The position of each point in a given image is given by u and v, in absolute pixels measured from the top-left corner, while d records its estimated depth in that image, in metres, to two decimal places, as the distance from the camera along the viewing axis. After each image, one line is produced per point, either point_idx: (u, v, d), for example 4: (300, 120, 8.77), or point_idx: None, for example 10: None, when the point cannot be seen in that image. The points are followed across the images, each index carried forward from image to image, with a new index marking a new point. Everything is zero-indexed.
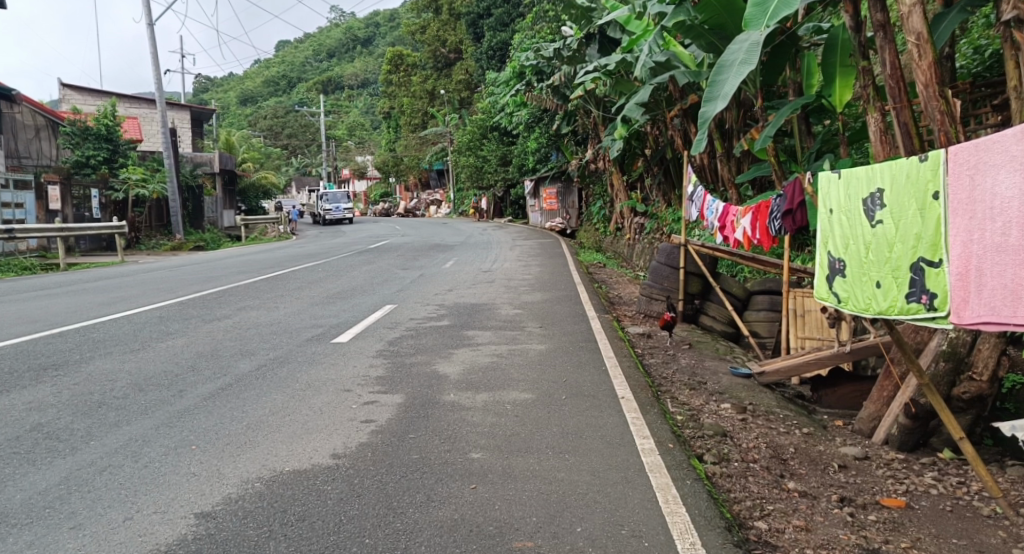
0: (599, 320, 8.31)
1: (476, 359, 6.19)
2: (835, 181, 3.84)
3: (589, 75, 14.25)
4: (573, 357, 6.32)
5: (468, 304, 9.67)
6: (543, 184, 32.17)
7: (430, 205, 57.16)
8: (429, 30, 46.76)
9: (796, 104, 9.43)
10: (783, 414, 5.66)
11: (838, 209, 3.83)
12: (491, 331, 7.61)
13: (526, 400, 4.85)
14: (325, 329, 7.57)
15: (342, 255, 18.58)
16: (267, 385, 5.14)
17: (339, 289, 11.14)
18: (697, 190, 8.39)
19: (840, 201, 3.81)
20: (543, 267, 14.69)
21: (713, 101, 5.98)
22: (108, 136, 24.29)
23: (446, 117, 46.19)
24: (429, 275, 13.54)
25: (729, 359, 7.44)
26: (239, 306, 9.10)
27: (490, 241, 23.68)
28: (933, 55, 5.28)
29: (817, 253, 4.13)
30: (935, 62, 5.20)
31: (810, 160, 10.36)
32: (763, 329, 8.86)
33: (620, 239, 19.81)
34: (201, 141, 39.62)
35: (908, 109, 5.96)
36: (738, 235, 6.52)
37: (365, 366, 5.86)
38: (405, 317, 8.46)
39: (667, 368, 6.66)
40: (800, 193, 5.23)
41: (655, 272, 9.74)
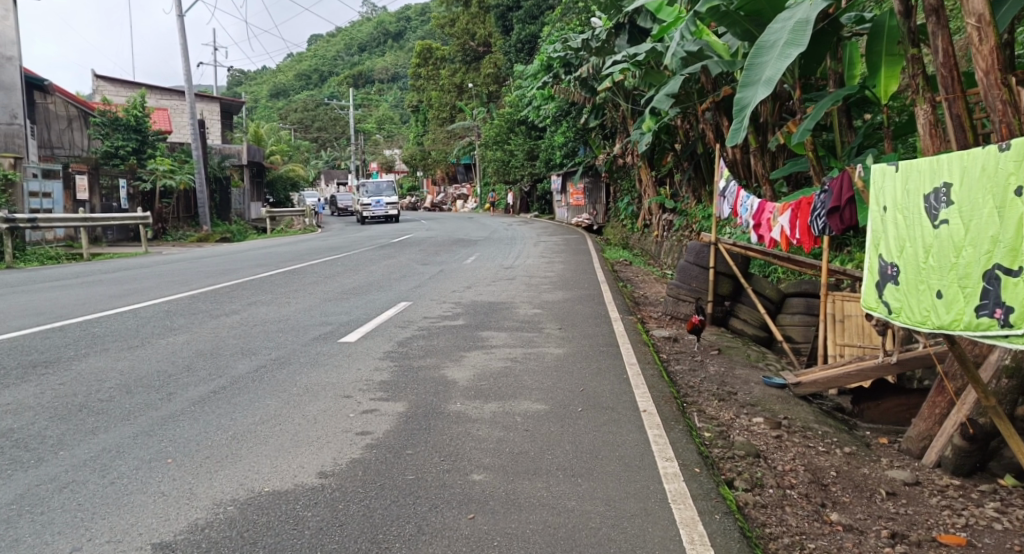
0: (622, 323, 7.85)
1: (488, 364, 5.80)
2: (892, 174, 3.33)
3: (617, 66, 13.79)
4: (593, 363, 5.89)
5: (486, 302, 9.26)
6: (570, 179, 31.57)
7: (458, 200, 56.71)
8: (459, 23, 46.24)
9: (836, 95, 8.87)
10: (822, 431, 5.16)
11: (891, 206, 3.33)
12: (507, 333, 7.20)
13: (538, 412, 4.45)
14: (333, 328, 7.24)
15: (364, 249, 18.27)
16: (262, 389, 4.81)
17: (355, 284, 10.82)
18: (731, 185, 7.86)
19: (895, 198, 3.31)
20: (567, 264, 14.22)
21: (751, 86, 5.50)
22: (137, 127, 24.27)
23: (474, 111, 45.76)
24: (449, 270, 13.15)
25: (761, 366, 6.95)
26: (250, 301, 8.80)
27: (514, 237, 23.27)
28: (998, 38, 4.72)
29: (866, 257, 3.62)
30: (998, 46, 4.65)
31: (851, 155, 9.79)
32: (797, 334, 8.37)
33: (648, 235, 19.25)
34: (230, 133, 39.61)
35: (963, 100, 5.38)
36: (775, 235, 6.04)
37: (369, 369, 5.52)
38: (418, 315, 8.09)
39: (694, 376, 6.20)
40: (849, 188, 4.75)
41: (683, 272, 9.22)
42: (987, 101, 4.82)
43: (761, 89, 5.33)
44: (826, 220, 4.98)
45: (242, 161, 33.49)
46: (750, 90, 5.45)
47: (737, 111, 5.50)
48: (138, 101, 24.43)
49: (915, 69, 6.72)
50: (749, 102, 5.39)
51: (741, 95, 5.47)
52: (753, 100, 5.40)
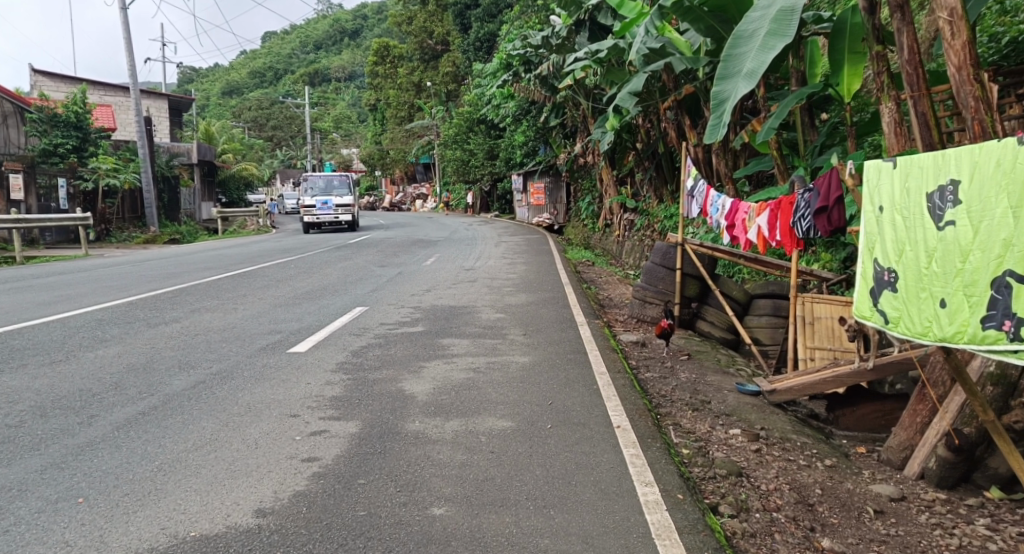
0: (589, 327, 7.53)
1: (450, 375, 5.41)
2: (890, 171, 3.07)
3: (578, 63, 13.56)
4: (561, 373, 5.55)
5: (447, 307, 8.85)
6: (530, 178, 31.24)
7: (416, 199, 55.88)
8: (416, 21, 45.70)
9: (802, 93, 8.72)
10: (801, 442, 4.92)
11: (890, 206, 3.07)
12: (469, 340, 6.84)
13: (504, 430, 4.10)
14: (283, 337, 6.76)
15: (319, 250, 17.70)
16: (199, 408, 4.35)
17: (308, 288, 10.32)
18: (700, 184, 7.60)
19: (893, 197, 3.05)
20: (529, 266, 13.88)
21: (732, 79, 5.34)
22: (77, 124, 23.18)
23: (432, 110, 45.16)
24: (408, 273, 12.70)
25: (732, 372, 6.71)
26: (193, 308, 8.24)
27: (474, 237, 22.92)
28: (970, 33, 4.49)
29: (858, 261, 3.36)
30: (971, 42, 4.42)
31: (815, 154, 9.69)
32: (766, 336, 8.19)
33: (610, 235, 19.07)
34: (179, 131, 38.39)
35: (929, 98, 5.19)
36: (752, 236, 5.80)
37: (321, 382, 5.09)
38: (374, 322, 7.65)
39: (666, 384, 5.93)
40: (838, 188, 4.51)
41: (649, 273, 8.95)
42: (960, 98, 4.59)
43: (743, 82, 5.17)
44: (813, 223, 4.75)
45: (192, 159, 32.40)
46: (731, 84, 5.29)
47: (717, 104, 5.34)
48: (77, 96, 23.34)
49: (880, 67, 6.56)
50: (729, 96, 5.24)
51: (721, 90, 5.32)
52: (733, 94, 5.24)
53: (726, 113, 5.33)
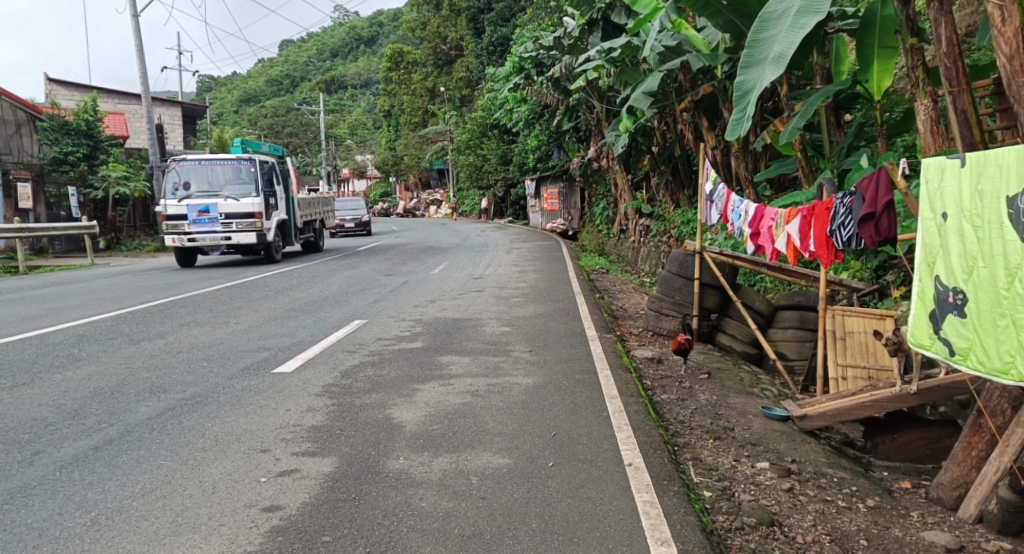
0: (601, 343, 7.02)
1: (444, 400, 4.91)
2: (960, 175, 2.68)
3: (590, 64, 13.04)
4: (567, 398, 5.03)
5: (450, 319, 8.36)
6: (543, 183, 30.70)
7: (431, 205, 55.51)
8: (430, 26, 45.42)
9: (828, 90, 8.13)
10: (839, 477, 4.36)
11: (958, 219, 2.68)
12: (470, 357, 6.33)
13: (499, 469, 3.60)
14: (270, 354, 6.30)
15: (328, 258, 17.32)
16: (160, 441, 3.87)
17: (307, 299, 9.87)
18: (720, 188, 7.08)
19: (963, 207, 2.66)
20: (540, 274, 13.36)
21: (757, 65, 4.93)
22: (88, 132, 23.08)
23: (445, 115, 44.84)
24: (414, 282, 12.23)
25: (757, 392, 6.17)
26: (182, 321, 7.81)
27: (486, 243, 22.45)
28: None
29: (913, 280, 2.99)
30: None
31: (841, 156, 9.13)
32: (790, 350, 7.66)
33: (625, 241, 18.53)
34: (193, 139, 38.38)
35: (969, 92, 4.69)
36: (780, 246, 5.32)
37: (302, 408, 4.61)
38: (371, 337, 7.17)
39: (684, 408, 5.41)
40: (888, 191, 3.98)
41: (666, 283, 8.42)
42: (1012, 94, 4.03)
43: (768, 69, 4.77)
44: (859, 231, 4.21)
45: None
46: (756, 71, 4.88)
47: (741, 95, 4.97)
48: (88, 104, 23.25)
49: (916, 59, 6.19)
50: (752, 84, 4.81)
51: (745, 78, 4.91)
52: (758, 83, 4.82)
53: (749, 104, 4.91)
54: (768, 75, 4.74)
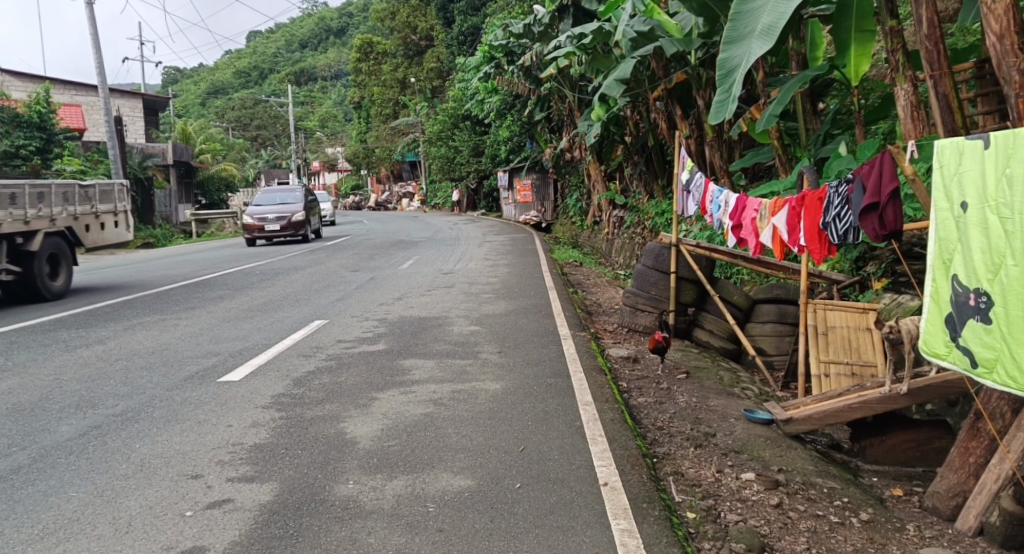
0: (574, 342, 6.67)
1: (403, 411, 4.50)
2: (987, 167, 2.58)
3: (560, 51, 12.60)
4: (537, 406, 4.66)
5: (417, 318, 7.95)
6: (516, 175, 30.27)
7: (403, 198, 54.74)
8: (399, 16, 44.62)
9: (805, 75, 7.81)
10: (829, 487, 4.04)
11: (983, 215, 2.60)
12: (435, 360, 5.94)
13: (460, 493, 3.22)
14: (219, 360, 5.83)
15: (293, 253, 16.76)
16: (75, 467, 3.41)
17: (266, 298, 9.38)
18: (697, 177, 6.75)
19: (990, 203, 2.57)
20: (512, 268, 12.98)
21: (744, 40, 4.95)
22: (41, 124, 22.17)
23: (417, 107, 44.13)
24: (382, 278, 11.77)
25: (738, 392, 5.87)
26: (127, 324, 7.29)
27: (458, 236, 22.05)
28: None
29: (927, 283, 2.91)
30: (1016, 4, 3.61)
31: (818, 144, 8.89)
32: (769, 345, 7.43)
33: (599, 232, 18.26)
34: (155, 131, 37.24)
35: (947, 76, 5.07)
36: (767, 239, 5.12)
37: (245, 422, 4.16)
38: (330, 339, 6.73)
39: (663, 413, 5.09)
40: (893, 180, 3.66)
41: (641, 278, 8.08)
42: (1004, 75, 3.77)
43: (759, 45, 4.79)
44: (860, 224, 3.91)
45: (167, 160, 31.30)
46: (744, 46, 4.90)
47: (729, 73, 4.97)
48: (40, 96, 22.54)
49: (894, 45, 6.41)
50: (739, 62, 4.88)
51: (730, 54, 4.97)
52: (744, 60, 4.90)
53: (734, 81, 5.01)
54: (760, 51, 4.76)
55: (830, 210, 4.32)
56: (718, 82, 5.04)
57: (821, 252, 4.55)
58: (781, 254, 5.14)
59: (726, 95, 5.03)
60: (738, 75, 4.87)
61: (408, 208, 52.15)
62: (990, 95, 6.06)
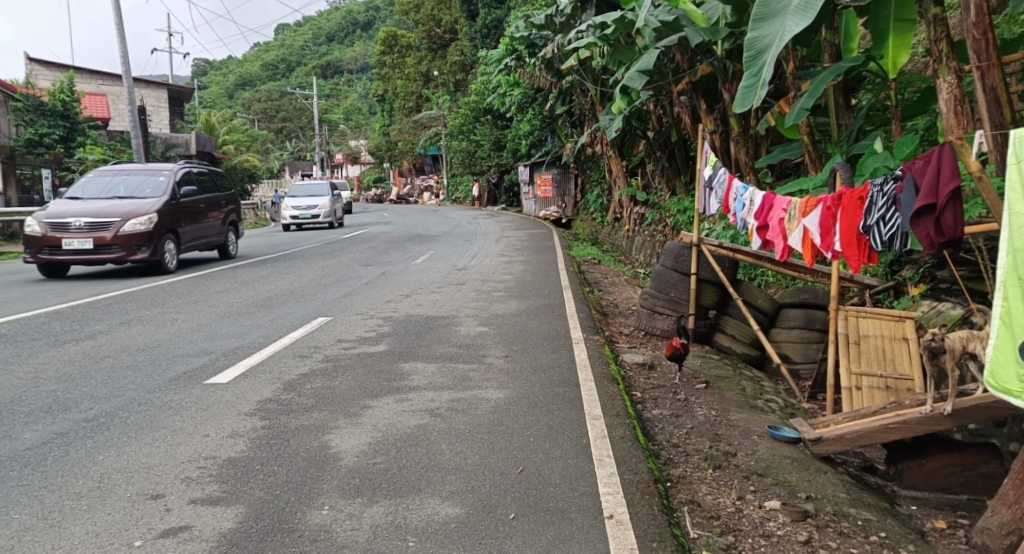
0: (586, 346, 6.29)
1: (396, 422, 4.16)
2: None
3: (581, 40, 12.16)
4: (540, 419, 4.28)
5: (424, 317, 7.61)
6: (536, 171, 29.83)
7: (425, 191, 54.46)
8: (424, 9, 44.26)
9: (839, 67, 7.33)
10: (864, 519, 3.61)
11: None
12: (438, 364, 5.60)
13: (445, 526, 2.85)
14: (209, 360, 5.52)
15: (308, 246, 16.51)
16: (25, 483, 3.10)
17: (272, 293, 9.09)
18: (721, 173, 6.32)
19: None
20: (528, 265, 12.61)
21: (776, 23, 4.79)
22: (64, 113, 22.19)
23: (440, 100, 43.82)
24: (393, 273, 11.47)
25: (762, 405, 5.46)
26: (123, 318, 7.04)
27: (476, 231, 21.69)
28: None
29: (997, 300, 2.62)
30: None
31: (850, 140, 8.39)
32: (796, 353, 7.00)
33: (619, 230, 17.82)
34: (179, 121, 37.30)
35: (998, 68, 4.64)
36: (796, 243, 4.74)
37: (223, 432, 3.83)
38: (330, 339, 6.41)
39: (679, 427, 4.70)
40: (954, 179, 3.27)
41: (659, 279, 7.66)
42: None
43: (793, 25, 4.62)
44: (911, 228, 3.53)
45: (189, 151, 31.27)
46: (776, 28, 4.73)
47: (758, 53, 4.79)
48: (65, 84, 22.25)
49: (938, 34, 6.00)
50: (770, 43, 4.70)
51: (761, 35, 4.78)
52: (775, 41, 4.70)
53: (763, 64, 4.79)
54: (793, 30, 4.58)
55: (874, 211, 3.93)
56: (746, 64, 4.82)
57: (858, 258, 4.17)
58: (811, 257, 4.73)
59: (756, 76, 4.78)
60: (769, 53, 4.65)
61: (430, 202, 51.87)
62: None
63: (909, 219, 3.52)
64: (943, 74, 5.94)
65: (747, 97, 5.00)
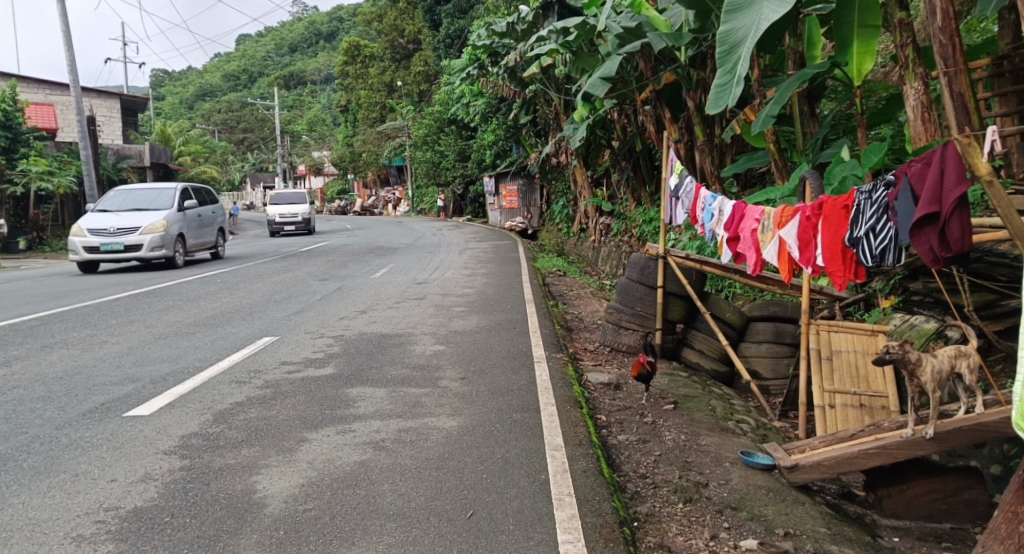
0: (548, 365, 5.94)
1: (335, 458, 3.74)
2: None
3: (543, 47, 11.92)
4: (497, 451, 3.91)
5: (377, 335, 7.18)
6: (501, 182, 29.53)
7: (389, 203, 53.72)
8: (386, 19, 43.82)
9: (804, 73, 7.11)
10: None
11: None
12: (388, 388, 5.19)
13: None
14: (135, 388, 5.02)
15: (264, 259, 15.91)
16: None
17: (217, 311, 8.56)
18: (687, 182, 6.06)
19: None
20: (491, 278, 12.26)
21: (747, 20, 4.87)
22: (7, 123, 21.28)
23: (404, 111, 43.42)
24: (350, 288, 10.99)
25: (733, 427, 5.16)
26: (45, 342, 6.48)
27: (440, 243, 21.26)
28: None
29: None
30: None
31: (816, 149, 8.23)
32: (765, 369, 6.76)
33: (585, 241, 17.59)
34: (132, 132, 36.21)
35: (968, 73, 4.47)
36: (772, 257, 4.54)
37: (133, 476, 3.38)
38: (273, 362, 5.94)
39: (646, 455, 4.37)
40: (960, 185, 3.06)
41: (625, 292, 7.36)
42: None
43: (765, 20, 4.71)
44: (909, 239, 3.31)
45: (143, 162, 30.26)
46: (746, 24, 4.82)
47: (731, 47, 4.82)
48: (7, 93, 21.33)
49: (903, 39, 5.82)
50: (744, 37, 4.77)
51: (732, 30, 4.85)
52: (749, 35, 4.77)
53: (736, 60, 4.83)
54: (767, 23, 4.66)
55: (862, 222, 3.71)
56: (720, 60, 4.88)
57: (844, 273, 3.95)
58: (787, 270, 4.51)
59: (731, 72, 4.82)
60: (743, 50, 4.73)
61: (395, 213, 51.15)
62: (1010, 95, 5.43)
63: (908, 231, 3.31)
64: (909, 80, 5.76)
65: (720, 97, 5.00)
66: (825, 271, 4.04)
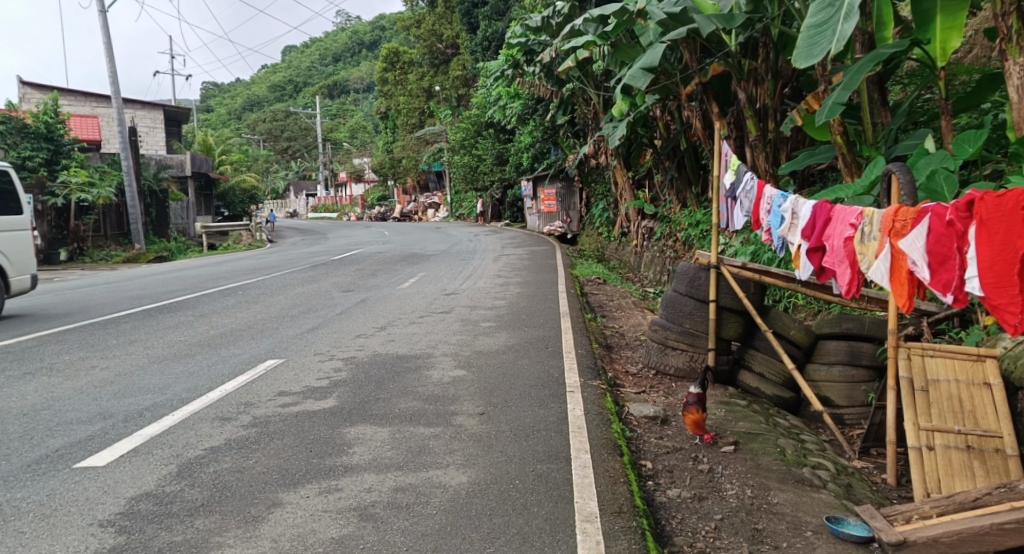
0: (582, 396, 5.11)
1: (307, 536, 2.94)
2: None
3: (578, 40, 11.09)
4: (513, 523, 3.08)
5: (393, 357, 6.42)
6: (540, 185, 28.64)
7: (429, 209, 53.22)
8: (425, 24, 43.26)
9: (878, 53, 6.09)
10: None
11: None
12: (393, 428, 4.40)
13: None
14: (103, 428, 4.33)
15: (294, 269, 15.37)
16: None
17: (228, 328, 7.93)
18: (747, 180, 5.17)
19: None
20: (525, 287, 11.46)
21: None
22: (48, 135, 21.04)
23: (441, 115, 42.96)
24: (374, 300, 10.27)
25: (810, 474, 4.24)
26: (28, 368, 5.87)
27: (476, 249, 20.52)
28: None
29: None
30: None
31: (889, 141, 7.20)
32: (838, 395, 5.78)
33: (626, 245, 16.63)
34: (176, 142, 36.46)
35: None
36: (889, 275, 3.59)
37: None
38: (269, 393, 5.20)
39: (704, 519, 3.50)
40: None
41: (672, 306, 6.46)
42: None
43: None
44: None
45: (184, 171, 30.27)
46: None
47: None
48: (49, 105, 21.18)
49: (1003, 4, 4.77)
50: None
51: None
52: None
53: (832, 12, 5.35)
54: None
55: None
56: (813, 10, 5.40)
57: (1019, 305, 2.89)
58: (903, 294, 3.55)
59: (829, 21, 5.30)
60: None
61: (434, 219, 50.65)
62: None
63: None
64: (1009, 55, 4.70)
65: (807, 49, 5.35)
66: (985, 302, 3.03)
